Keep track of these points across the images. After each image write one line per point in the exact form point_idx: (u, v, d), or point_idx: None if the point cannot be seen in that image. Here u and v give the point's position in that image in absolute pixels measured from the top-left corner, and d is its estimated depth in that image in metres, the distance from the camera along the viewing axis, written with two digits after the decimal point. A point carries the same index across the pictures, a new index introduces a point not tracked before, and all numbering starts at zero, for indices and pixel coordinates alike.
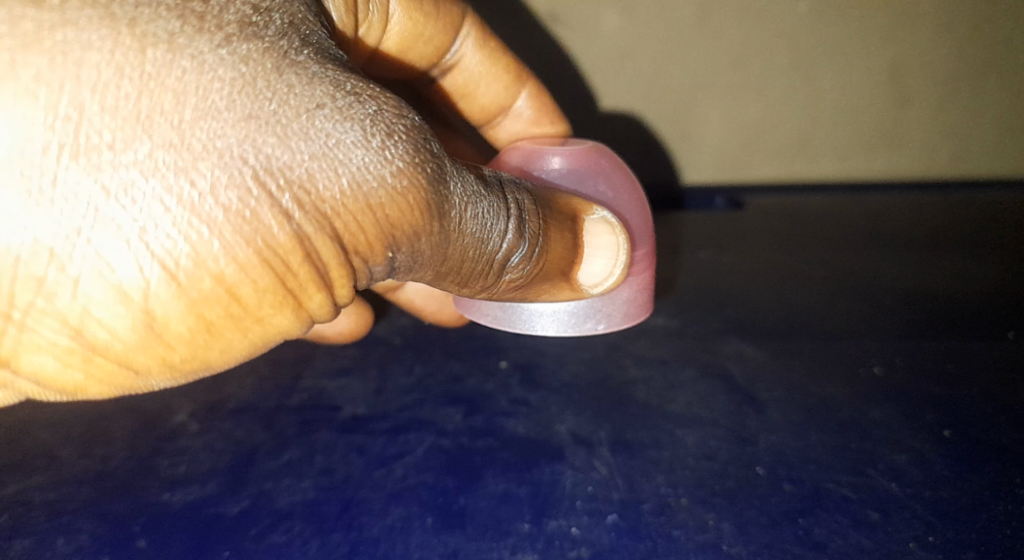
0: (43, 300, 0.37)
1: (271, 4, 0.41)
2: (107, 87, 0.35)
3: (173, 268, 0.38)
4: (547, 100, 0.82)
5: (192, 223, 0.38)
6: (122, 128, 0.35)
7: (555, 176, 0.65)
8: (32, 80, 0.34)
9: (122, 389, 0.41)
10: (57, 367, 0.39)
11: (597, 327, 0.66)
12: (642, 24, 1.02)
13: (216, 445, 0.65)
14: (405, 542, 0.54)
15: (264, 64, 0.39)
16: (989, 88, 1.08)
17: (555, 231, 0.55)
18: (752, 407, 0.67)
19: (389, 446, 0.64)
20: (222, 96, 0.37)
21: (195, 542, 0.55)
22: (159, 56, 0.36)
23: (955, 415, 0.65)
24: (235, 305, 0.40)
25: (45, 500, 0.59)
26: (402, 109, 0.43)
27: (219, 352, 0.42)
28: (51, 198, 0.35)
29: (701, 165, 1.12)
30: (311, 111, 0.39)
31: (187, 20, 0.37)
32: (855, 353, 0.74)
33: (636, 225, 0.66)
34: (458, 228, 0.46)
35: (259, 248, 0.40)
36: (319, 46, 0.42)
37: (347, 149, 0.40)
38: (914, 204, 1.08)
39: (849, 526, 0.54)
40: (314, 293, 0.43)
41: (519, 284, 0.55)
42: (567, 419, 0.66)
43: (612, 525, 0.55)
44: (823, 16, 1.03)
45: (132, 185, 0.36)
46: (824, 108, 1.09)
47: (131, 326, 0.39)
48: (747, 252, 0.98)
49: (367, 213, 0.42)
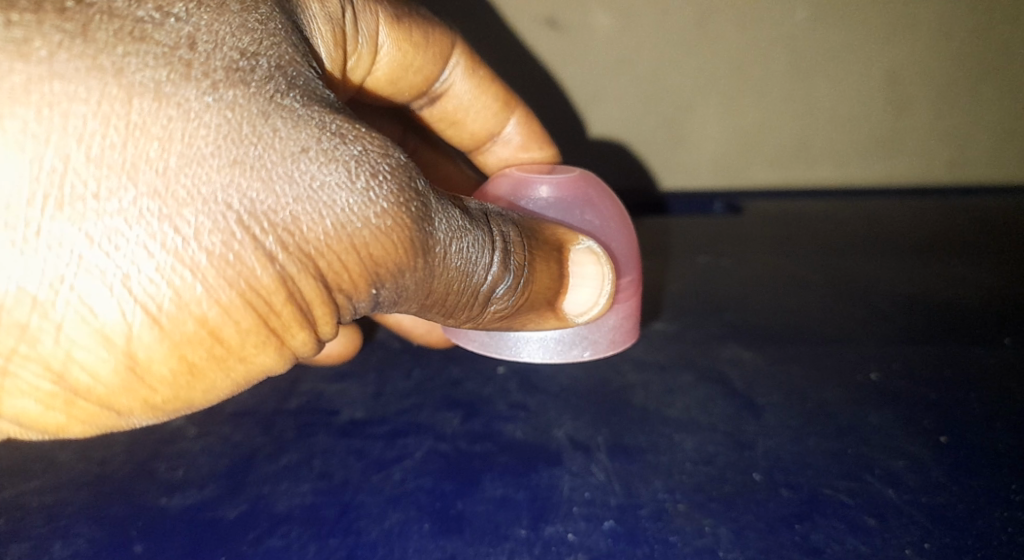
0: (26, 346, 0.36)
1: (259, 48, 0.41)
2: (93, 136, 0.35)
3: (155, 312, 0.37)
4: (536, 126, 0.83)
5: (175, 269, 0.37)
6: (107, 177, 0.35)
7: (544, 205, 0.66)
8: (19, 132, 0.33)
9: (105, 428, 0.41)
10: (38, 410, 0.39)
11: (583, 354, 0.67)
12: (638, 29, 1.02)
13: (214, 449, 0.65)
14: (403, 547, 0.54)
15: (250, 109, 0.38)
16: (987, 93, 1.08)
17: (541, 262, 0.55)
18: (750, 411, 0.67)
19: (387, 450, 0.64)
20: (208, 143, 0.37)
21: (192, 546, 0.55)
22: (146, 106, 0.36)
23: (952, 420, 0.65)
24: (218, 346, 0.40)
25: (43, 504, 0.59)
26: (388, 149, 0.43)
27: (201, 391, 0.42)
28: (36, 247, 0.34)
29: (699, 170, 1.12)
30: (296, 154, 0.39)
31: (174, 68, 0.37)
32: (853, 359, 0.74)
33: (623, 252, 0.66)
34: (442, 264, 0.46)
35: (242, 290, 0.39)
36: (306, 88, 0.42)
37: (331, 191, 0.40)
38: (911, 209, 1.09)
39: (846, 531, 0.54)
40: (296, 331, 0.43)
41: (505, 314, 0.55)
42: (565, 423, 0.67)
43: (610, 531, 0.55)
44: (820, 22, 1.03)
45: (116, 233, 0.35)
46: (822, 112, 1.09)
47: (114, 370, 0.38)
48: (744, 256, 0.98)
49: (352, 252, 0.42)
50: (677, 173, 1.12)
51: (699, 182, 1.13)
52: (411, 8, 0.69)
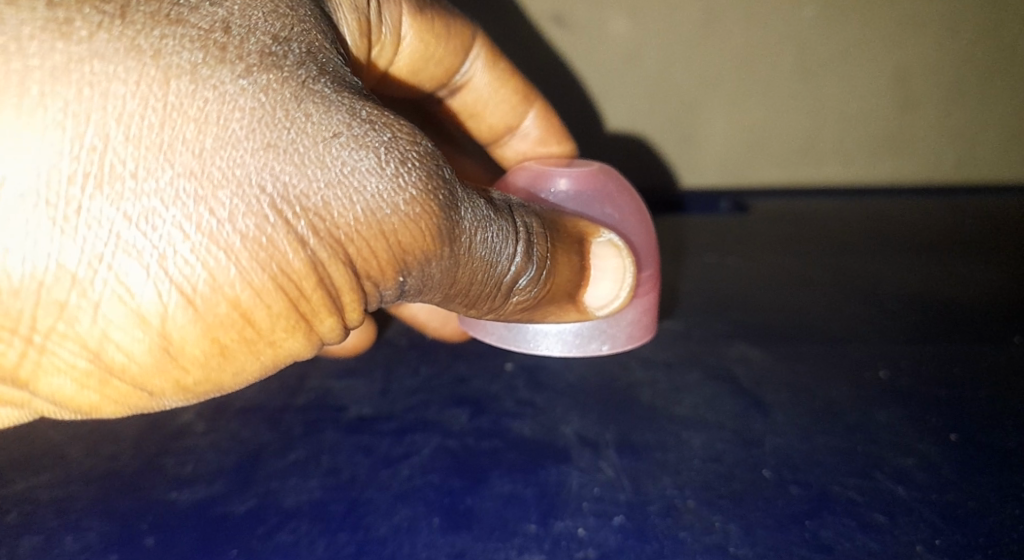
0: (64, 324, 0.37)
1: (290, 34, 0.41)
2: (132, 117, 0.35)
3: (190, 293, 0.37)
4: (555, 120, 0.83)
5: (210, 250, 0.37)
6: (145, 157, 0.35)
7: (562, 197, 0.66)
8: (61, 111, 0.34)
9: (137, 409, 0.41)
10: (74, 389, 0.39)
11: (601, 348, 0.67)
12: (649, 27, 1.02)
13: (222, 445, 0.65)
14: (412, 542, 0.54)
15: (283, 93, 0.38)
16: (995, 94, 1.08)
17: (562, 254, 0.55)
18: (758, 409, 0.67)
19: (396, 446, 0.64)
20: (242, 125, 0.37)
21: (203, 540, 0.55)
22: (182, 87, 0.36)
23: (961, 417, 0.65)
24: (248, 328, 0.40)
25: (52, 498, 0.59)
26: (416, 136, 0.42)
27: (232, 374, 0.41)
28: (75, 226, 0.34)
29: (704, 168, 1.12)
30: (328, 139, 0.39)
31: (210, 51, 0.37)
32: (862, 357, 0.74)
33: (641, 245, 0.67)
34: (467, 252, 0.46)
35: (273, 273, 0.39)
36: (336, 74, 0.42)
37: (362, 176, 0.40)
38: (917, 208, 1.09)
39: (856, 529, 0.54)
40: (324, 317, 0.43)
41: (526, 306, 0.55)
42: (573, 420, 0.67)
43: (619, 527, 0.55)
44: (830, 22, 1.03)
45: (152, 213, 0.35)
46: (830, 111, 1.09)
47: (148, 350, 0.38)
48: (751, 255, 0.98)
49: (380, 239, 0.42)
50: (682, 172, 1.12)
51: (704, 181, 1.13)
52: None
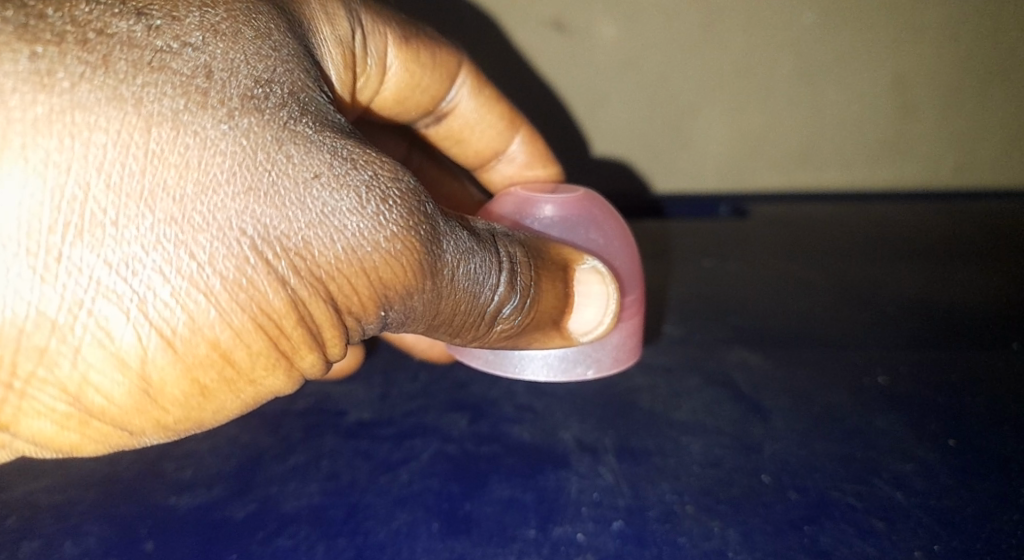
0: (44, 369, 0.37)
1: (272, 76, 0.41)
2: (112, 165, 0.35)
3: (170, 335, 0.38)
4: (541, 145, 0.83)
5: (190, 293, 0.37)
6: (126, 205, 0.35)
7: (548, 223, 0.66)
8: (42, 161, 0.34)
9: (117, 447, 0.41)
10: (54, 430, 0.39)
11: (586, 373, 0.67)
12: (646, 34, 1.02)
13: (222, 450, 0.65)
14: (411, 547, 0.54)
15: (264, 136, 0.39)
16: (993, 100, 1.08)
17: (547, 281, 0.55)
18: (757, 414, 0.67)
19: (395, 450, 0.64)
20: (223, 170, 0.37)
21: (202, 545, 0.55)
22: (164, 134, 0.36)
23: (959, 423, 0.65)
24: (228, 368, 0.40)
25: (51, 503, 0.59)
26: (397, 173, 0.43)
27: (212, 412, 0.42)
28: (56, 274, 0.35)
29: (704, 174, 1.12)
30: (308, 180, 0.39)
31: (191, 97, 0.37)
32: (859, 362, 0.74)
33: (626, 271, 0.66)
34: (450, 285, 0.46)
35: (254, 314, 0.39)
36: (318, 113, 0.42)
37: (342, 217, 0.40)
38: (917, 213, 1.09)
39: (855, 535, 0.54)
40: (305, 354, 0.43)
41: (511, 334, 0.55)
42: (572, 426, 0.67)
43: (618, 532, 0.55)
44: (827, 29, 1.03)
45: (133, 258, 0.36)
46: (826, 117, 1.09)
47: (128, 392, 0.38)
48: (748, 258, 0.99)
49: (361, 276, 0.42)
50: (680, 177, 1.12)
51: (703, 185, 1.13)
52: (421, 27, 0.70)
